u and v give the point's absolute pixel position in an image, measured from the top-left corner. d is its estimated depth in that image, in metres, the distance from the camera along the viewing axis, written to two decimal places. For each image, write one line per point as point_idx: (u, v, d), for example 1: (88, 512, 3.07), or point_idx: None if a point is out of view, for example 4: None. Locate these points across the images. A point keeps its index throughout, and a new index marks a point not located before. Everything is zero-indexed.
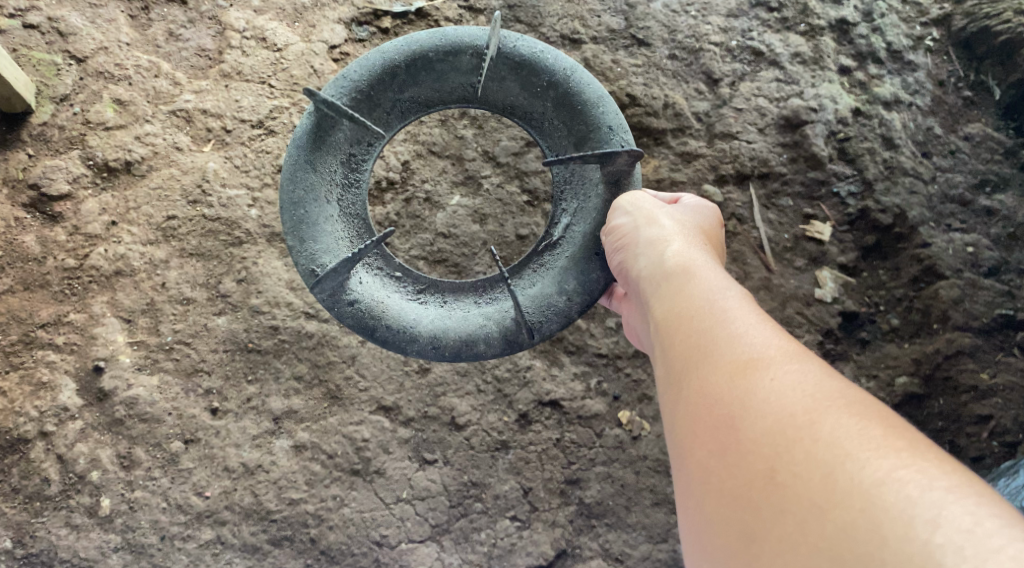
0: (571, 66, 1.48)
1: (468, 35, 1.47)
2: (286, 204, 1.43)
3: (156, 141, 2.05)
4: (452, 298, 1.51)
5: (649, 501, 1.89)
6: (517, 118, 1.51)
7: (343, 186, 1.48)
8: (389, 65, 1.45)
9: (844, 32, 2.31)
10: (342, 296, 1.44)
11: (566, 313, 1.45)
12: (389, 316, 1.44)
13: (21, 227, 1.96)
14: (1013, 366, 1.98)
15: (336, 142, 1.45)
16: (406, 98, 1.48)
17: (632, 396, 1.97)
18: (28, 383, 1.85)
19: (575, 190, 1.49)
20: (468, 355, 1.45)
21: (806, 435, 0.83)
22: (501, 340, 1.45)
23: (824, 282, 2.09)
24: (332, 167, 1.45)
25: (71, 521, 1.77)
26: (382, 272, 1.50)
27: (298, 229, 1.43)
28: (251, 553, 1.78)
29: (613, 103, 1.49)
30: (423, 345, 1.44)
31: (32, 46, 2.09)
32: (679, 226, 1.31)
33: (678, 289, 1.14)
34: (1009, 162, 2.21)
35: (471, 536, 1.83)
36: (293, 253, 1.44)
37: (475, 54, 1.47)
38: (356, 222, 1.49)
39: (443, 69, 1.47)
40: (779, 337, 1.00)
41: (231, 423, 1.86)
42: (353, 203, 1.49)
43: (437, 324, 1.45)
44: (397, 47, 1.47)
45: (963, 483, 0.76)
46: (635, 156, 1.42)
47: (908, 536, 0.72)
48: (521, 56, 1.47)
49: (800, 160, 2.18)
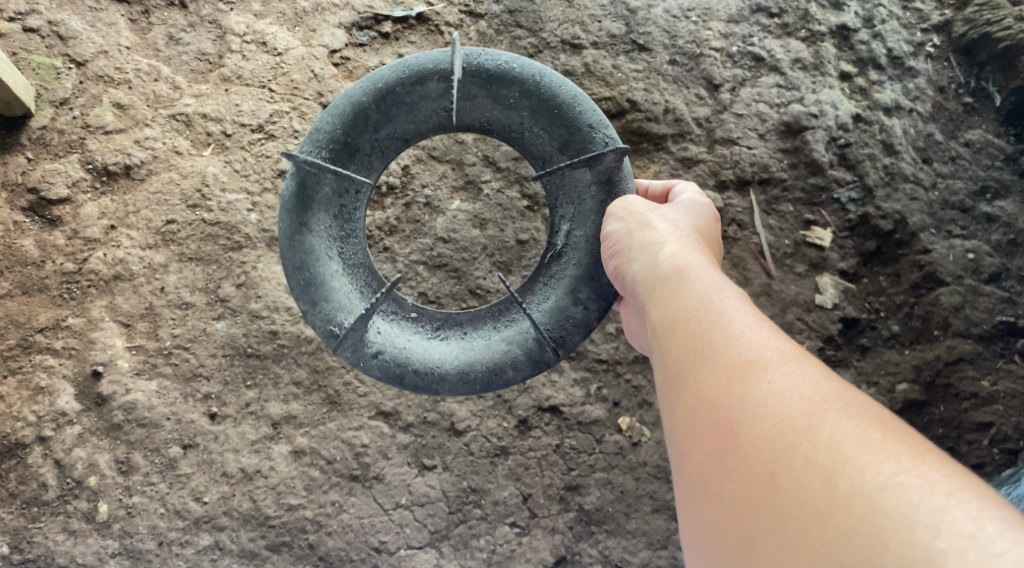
0: (539, 70, 1.47)
1: (429, 62, 1.45)
2: (290, 271, 1.44)
3: (156, 145, 2.05)
4: (471, 327, 1.51)
5: (649, 507, 1.88)
6: (496, 133, 1.50)
7: (341, 239, 1.47)
8: (358, 108, 1.44)
9: (845, 38, 2.31)
10: (365, 349, 1.45)
11: (586, 323, 1.46)
12: (413, 361, 1.45)
13: (20, 231, 1.96)
14: (1014, 373, 1.98)
15: (324, 197, 1.44)
16: (383, 135, 1.47)
17: (632, 402, 1.96)
18: (27, 388, 1.84)
19: (568, 196, 1.47)
20: (499, 383, 1.47)
21: (805, 440, 0.83)
22: (527, 362, 1.46)
23: (824, 288, 2.08)
24: (327, 223, 1.45)
25: (69, 526, 1.77)
26: (397, 316, 1.50)
27: (308, 292, 1.43)
28: (249, 559, 1.77)
29: (588, 99, 1.48)
30: (453, 382, 1.45)
31: (32, 50, 2.08)
32: (673, 227, 1.30)
33: (673, 292, 1.14)
34: (1010, 168, 2.21)
35: (470, 542, 1.82)
36: (309, 317, 1.45)
37: (441, 79, 1.45)
38: (362, 270, 1.49)
39: (412, 100, 1.45)
40: (776, 338, 0.99)
41: (230, 427, 1.85)
42: (354, 253, 1.49)
43: (461, 358, 1.46)
44: (363, 89, 1.45)
45: (964, 486, 0.75)
46: (620, 152, 1.43)
47: (910, 541, 0.71)
48: (488, 72, 1.45)
49: (800, 165, 2.18)
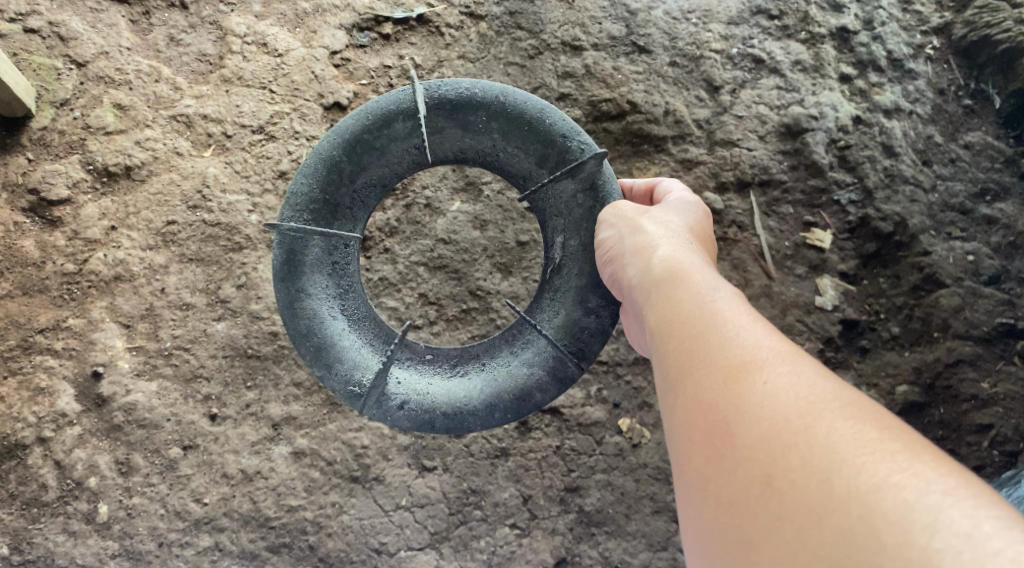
0: (502, 89, 1.47)
1: (390, 104, 1.46)
2: (298, 340, 1.45)
3: (156, 146, 2.05)
4: (489, 357, 1.51)
5: (649, 509, 1.88)
6: (473, 161, 1.50)
7: (340, 296, 1.47)
8: (330, 162, 1.44)
9: (844, 40, 2.31)
10: (389, 402, 1.45)
11: (601, 331, 1.46)
12: (439, 403, 1.45)
13: (20, 232, 1.96)
14: (1014, 375, 1.98)
15: (315, 261, 1.45)
16: (360, 184, 1.47)
17: (632, 404, 1.96)
18: (27, 389, 1.84)
19: (557, 208, 1.47)
20: (530, 406, 1.47)
21: (801, 441, 0.83)
22: (552, 380, 1.46)
23: (824, 290, 2.09)
24: (323, 284, 1.46)
25: (68, 527, 1.77)
26: (414, 362, 1.50)
27: (320, 357, 1.44)
28: (249, 560, 1.77)
29: (555, 109, 1.48)
30: (483, 416, 1.46)
31: (33, 51, 2.08)
32: (666, 229, 1.30)
33: (669, 294, 1.14)
34: (1009, 171, 2.21)
35: (470, 544, 1.82)
36: (326, 380, 1.46)
37: (407, 118, 1.45)
38: (369, 324, 1.50)
39: (382, 144, 1.45)
40: (771, 337, 0.99)
41: (230, 428, 1.85)
42: (357, 307, 1.49)
43: (487, 391, 1.46)
44: (331, 142, 1.45)
45: (960, 484, 0.75)
46: (599, 156, 1.43)
47: (907, 541, 0.71)
48: (452, 102, 1.45)
49: (800, 167, 2.18)
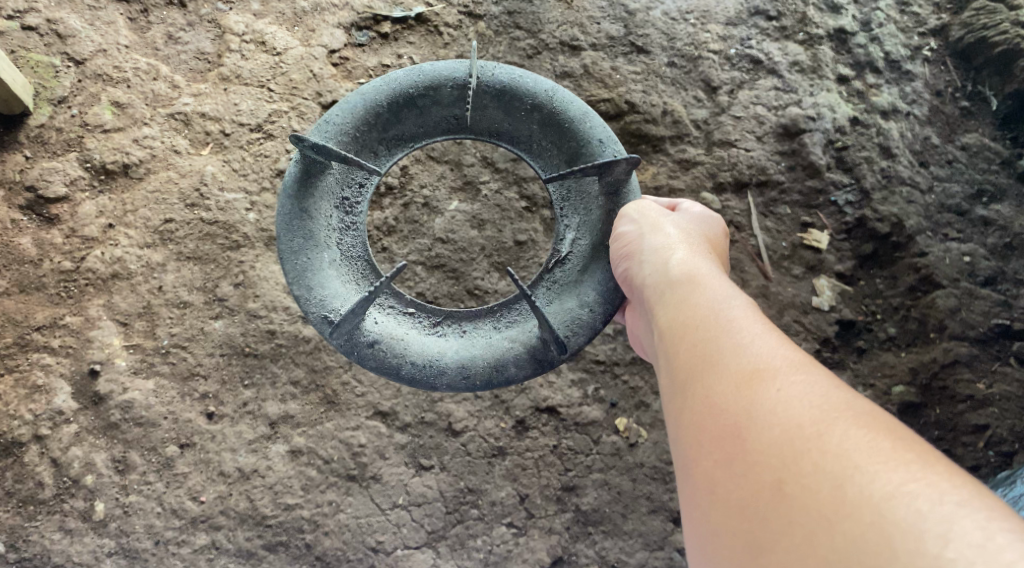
0: (552, 87, 1.49)
1: (446, 69, 1.49)
2: (286, 255, 1.42)
3: (154, 143, 2.04)
4: (472, 326, 1.50)
5: (645, 508, 1.89)
6: (503, 143, 1.52)
7: (341, 230, 1.48)
8: (371, 107, 1.46)
9: (842, 41, 2.32)
10: (360, 338, 1.43)
11: (591, 326, 1.43)
12: (411, 353, 1.44)
13: (17, 229, 1.95)
14: (1010, 376, 1.99)
15: (327, 187, 1.46)
16: (392, 135, 1.49)
17: (629, 404, 1.97)
18: (23, 387, 1.84)
19: (575, 206, 1.50)
20: (500, 380, 1.44)
21: (813, 447, 0.83)
22: (530, 360, 1.43)
23: (821, 290, 2.09)
24: (328, 212, 1.46)
25: (64, 525, 1.76)
26: (395, 310, 1.49)
27: (303, 277, 1.42)
28: (245, 559, 1.77)
29: (598, 117, 1.50)
30: (452, 377, 1.43)
31: (30, 48, 2.08)
32: (684, 235, 1.32)
33: (683, 299, 1.15)
34: (1006, 172, 2.22)
35: (467, 543, 1.82)
36: (301, 303, 1.43)
37: (455, 86, 1.47)
38: (360, 263, 1.49)
39: (423, 104, 1.48)
40: (785, 347, 1.00)
41: (227, 427, 1.85)
42: (353, 246, 1.49)
43: (462, 354, 1.44)
44: (377, 88, 1.47)
45: (973, 497, 0.75)
46: (632, 161, 1.40)
47: (919, 550, 0.71)
48: (501, 84, 1.48)
49: (798, 168, 2.19)
